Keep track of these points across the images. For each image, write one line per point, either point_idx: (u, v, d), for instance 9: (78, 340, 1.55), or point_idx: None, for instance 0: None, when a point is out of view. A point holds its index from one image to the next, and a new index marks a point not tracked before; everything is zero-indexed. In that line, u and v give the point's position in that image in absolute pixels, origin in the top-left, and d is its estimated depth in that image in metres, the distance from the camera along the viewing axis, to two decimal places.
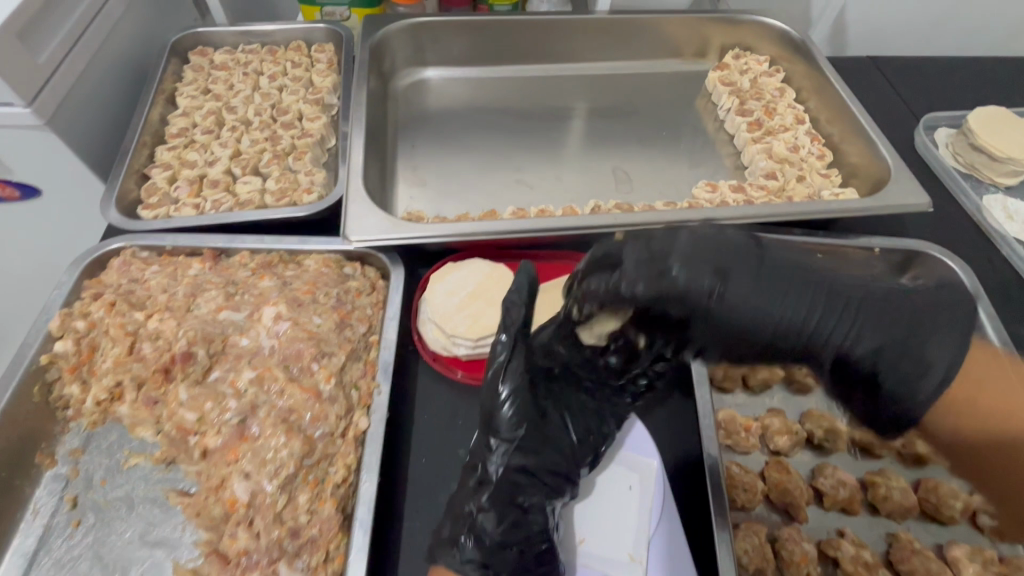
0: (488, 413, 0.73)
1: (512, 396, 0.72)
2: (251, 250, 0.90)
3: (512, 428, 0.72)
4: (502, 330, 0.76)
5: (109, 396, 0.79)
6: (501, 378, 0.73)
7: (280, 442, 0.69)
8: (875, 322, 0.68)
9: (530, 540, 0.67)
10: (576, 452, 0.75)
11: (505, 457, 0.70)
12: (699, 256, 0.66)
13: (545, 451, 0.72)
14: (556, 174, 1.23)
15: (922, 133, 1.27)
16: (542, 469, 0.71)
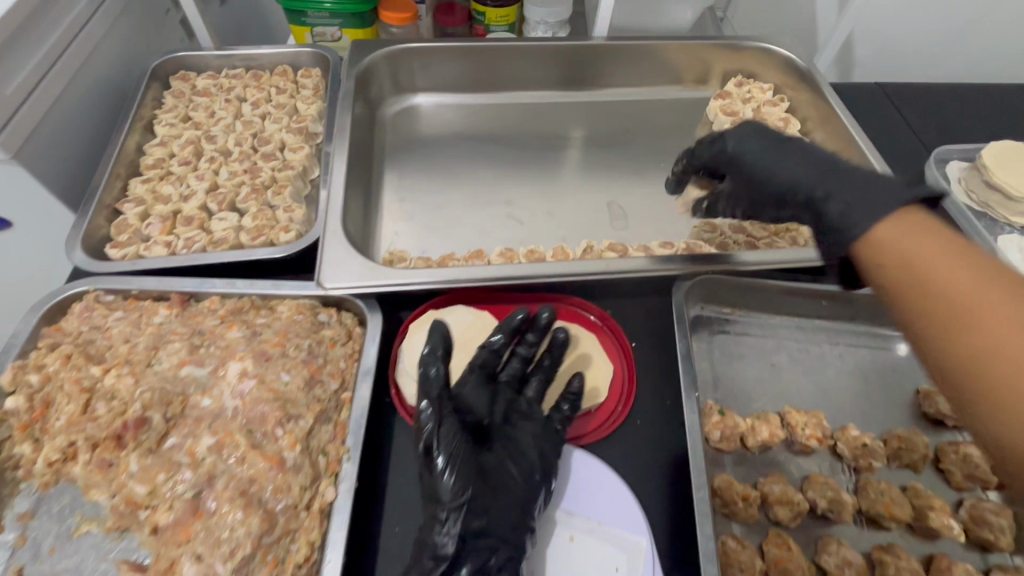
0: (427, 480, 0.68)
1: (450, 461, 0.67)
2: (221, 295, 0.85)
3: (457, 493, 0.66)
4: (422, 399, 0.71)
5: (60, 457, 0.73)
6: (434, 446, 0.68)
7: (236, 519, 0.64)
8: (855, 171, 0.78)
9: None
10: (527, 498, 0.70)
11: (457, 525, 0.65)
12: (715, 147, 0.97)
13: (499, 508, 0.68)
14: (549, 208, 1.17)
15: (933, 167, 1.21)
16: (496, 531, 0.67)
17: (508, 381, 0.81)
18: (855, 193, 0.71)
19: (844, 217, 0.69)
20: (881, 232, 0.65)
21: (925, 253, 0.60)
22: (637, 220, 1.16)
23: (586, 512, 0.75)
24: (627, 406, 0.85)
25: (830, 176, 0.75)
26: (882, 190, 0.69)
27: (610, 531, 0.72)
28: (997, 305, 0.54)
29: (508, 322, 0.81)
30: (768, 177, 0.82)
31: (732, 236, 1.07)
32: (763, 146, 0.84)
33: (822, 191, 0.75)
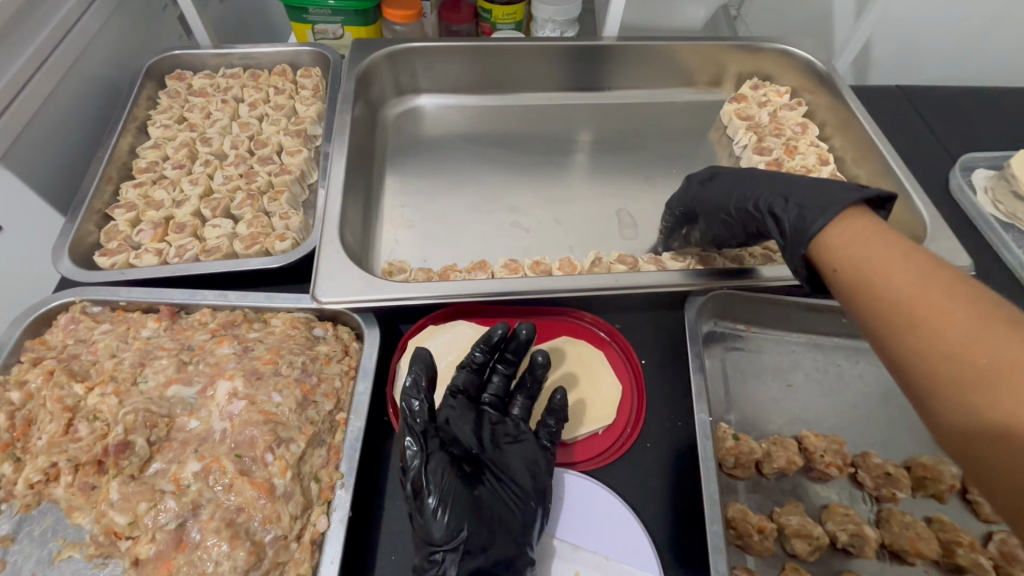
0: (416, 522, 0.64)
1: (441, 501, 0.63)
2: (212, 307, 0.82)
3: (451, 534, 0.62)
4: (406, 433, 0.67)
5: (42, 478, 0.69)
6: (424, 486, 0.64)
7: (222, 552, 0.60)
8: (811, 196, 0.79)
9: None
10: (526, 532, 0.66)
11: (453, 566, 0.62)
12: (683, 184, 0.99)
13: (497, 546, 0.64)
14: (556, 215, 1.12)
15: (958, 176, 1.15)
16: (494, 569, 0.63)
17: (491, 405, 0.77)
18: (807, 198, 0.75)
19: (800, 222, 0.73)
20: (833, 241, 0.68)
21: (873, 259, 0.62)
22: (647, 229, 1.11)
23: (593, 546, 0.71)
24: (635, 429, 0.80)
25: (784, 187, 0.79)
26: (830, 193, 0.73)
27: (618, 567, 0.68)
28: (937, 300, 0.56)
29: (487, 338, 0.77)
30: (726, 199, 0.87)
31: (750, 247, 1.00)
32: (720, 174, 0.90)
33: (776, 201, 0.79)
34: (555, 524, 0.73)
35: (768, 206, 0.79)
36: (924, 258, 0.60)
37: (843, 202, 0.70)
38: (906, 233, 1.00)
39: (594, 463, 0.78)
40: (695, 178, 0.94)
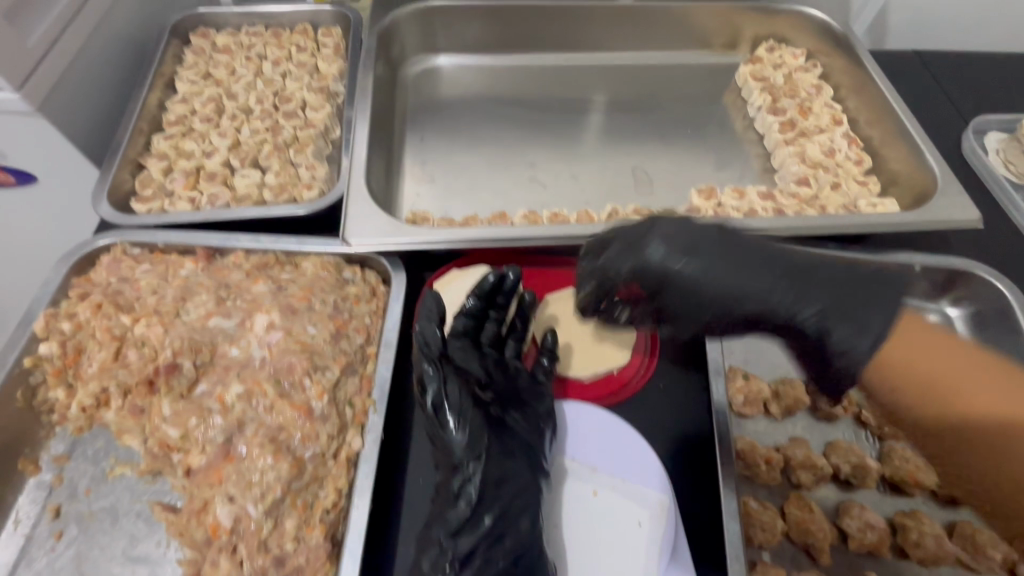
0: (438, 439, 0.69)
1: (459, 417, 0.68)
2: (245, 251, 0.85)
3: (471, 446, 0.68)
4: (426, 362, 0.71)
5: (94, 402, 0.75)
6: (444, 405, 0.69)
7: (267, 464, 0.65)
8: (824, 287, 0.65)
9: (521, 547, 0.64)
10: (539, 450, 0.71)
11: (476, 474, 0.66)
12: (684, 239, 0.70)
13: (512, 459, 0.69)
14: (572, 173, 1.15)
15: (971, 138, 1.16)
16: (513, 480, 0.67)
17: (488, 346, 0.78)
18: (838, 296, 0.64)
19: (845, 335, 0.63)
20: (899, 347, 0.65)
21: (936, 368, 0.65)
22: (661, 186, 1.13)
23: (610, 469, 0.75)
24: (648, 367, 0.83)
25: (813, 286, 0.65)
26: (866, 299, 0.64)
27: (633, 487, 0.72)
28: (1000, 408, 0.63)
29: (480, 285, 0.78)
30: (705, 301, 0.69)
31: (761, 202, 1.03)
32: (703, 253, 0.69)
33: (791, 292, 0.65)
34: (574, 449, 0.77)
35: (797, 293, 0.65)
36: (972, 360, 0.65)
37: (890, 307, 0.63)
38: (917, 191, 1.02)
39: (609, 400, 0.81)
40: (668, 255, 0.70)
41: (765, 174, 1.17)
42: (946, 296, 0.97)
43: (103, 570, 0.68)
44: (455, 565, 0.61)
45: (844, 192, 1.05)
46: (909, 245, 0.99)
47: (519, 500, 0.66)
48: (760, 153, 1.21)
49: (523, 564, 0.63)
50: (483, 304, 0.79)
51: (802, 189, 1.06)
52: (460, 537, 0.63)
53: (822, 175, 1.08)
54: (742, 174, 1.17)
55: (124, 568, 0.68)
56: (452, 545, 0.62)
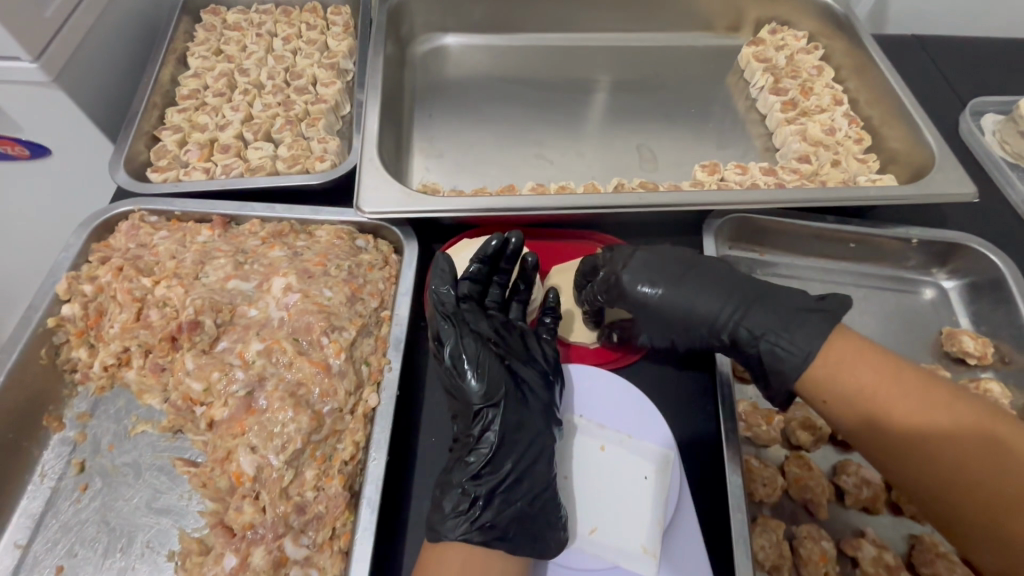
0: (456, 391, 0.72)
1: (477, 367, 0.71)
2: (261, 219, 0.88)
3: (488, 395, 0.71)
4: (442, 320, 0.75)
5: (115, 362, 0.77)
6: (462, 357, 0.72)
7: (287, 416, 0.67)
8: (767, 312, 0.73)
9: (536, 491, 0.68)
10: (552, 402, 0.74)
11: (494, 423, 0.70)
12: (652, 268, 0.79)
13: (528, 407, 0.72)
14: (577, 150, 1.17)
15: (968, 119, 1.18)
16: (529, 426, 0.71)
17: (495, 308, 0.82)
18: (776, 323, 0.72)
19: (779, 359, 0.70)
20: (829, 359, 0.68)
21: (862, 381, 0.64)
22: (665, 163, 1.16)
23: (616, 426, 0.78)
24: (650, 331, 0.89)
25: (758, 312, 0.74)
26: (797, 323, 0.71)
27: (639, 442, 0.75)
28: (906, 415, 0.62)
29: (483, 250, 0.82)
30: (669, 323, 0.78)
31: (763, 178, 1.05)
32: (668, 282, 0.77)
33: (738, 321, 0.75)
34: (582, 408, 0.80)
35: (744, 321, 0.74)
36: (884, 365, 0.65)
37: (821, 331, 0.70)
38: (915, 168, 1.04)
39: (619, 361, 0.86)
40: (636, 282, 0.78)
41: (767, 152, 1.19)
42: (943, 268, 0.99)
43: (126, 521, 0.70)
44: (476, 506, 0.65)
45: (843, 169, 1.08)
46: (906, 220, 1.01)
47: (536, 445, 0.70)
48: (762, 133, 1.23)
49: (538, 505, 0.67)
50: (488, 267, 0.83)
51: (803, 166, 1.08)
52: (481, 481, 0.67)
53: (822, 153, 1.11)
54: (744, 152, 1.19)
55: (148, 519, 0.70)
56: (474, 487, 0.67)
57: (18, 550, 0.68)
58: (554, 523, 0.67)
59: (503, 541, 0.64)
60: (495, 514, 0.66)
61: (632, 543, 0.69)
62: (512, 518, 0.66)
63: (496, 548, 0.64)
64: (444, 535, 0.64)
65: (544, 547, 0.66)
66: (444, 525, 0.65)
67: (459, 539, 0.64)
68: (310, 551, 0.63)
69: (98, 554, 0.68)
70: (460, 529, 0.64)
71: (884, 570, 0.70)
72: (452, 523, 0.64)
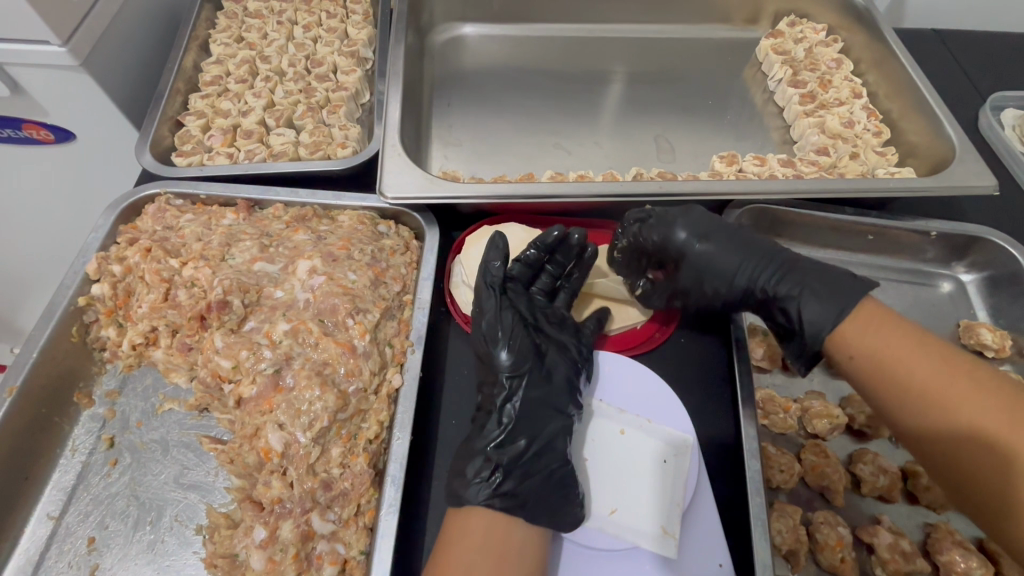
0: (486, 358, 0.76)
1: (509, 340, 0.75)
2: (284, 204, 0.89)
3: (516, 368, 0.74)
4: (484, 288, 0.79)
5: (143, 341, 0.79)
6: (497, 327, 0.76)
7: (314, 395, 0.68)
8: (808, 275, 0.76)
9: (556, 466, 0.69)
10: (577, 383, 0.76)
11: (519, 395, 0.72)
12: (701, 224, 0.82)
13: (552, 386, 0.74)
14: (595, 140, 1.17)
15: (987, 113, 1.17)
16: (552, 404, 0.73)
17: (541, 293, 0.85)
18: (816, 282, 0.75)
19: (814, 314, 0.73)
20: (864, 308, 0.71)
21: (887, 345, 0.67)
22: (682, 154, 1.16)
23: (636, 411, 0.79)
24: (670, 322, 0.89)
25: (797, 272, 0.77)
26: (838, 285, 0.74)
27: (657, 427, 0.77)
28: (925, 379, 0.63)
29: (542, 238, 0.83)
30: (710, 276, 0.81)
31: (781, 169, 1.05)
32: (716, 236, 0.80)
33: (779, 278, 0.77)
34: (601, 392, 0.81)
35: (785, 279, 0.77)
36: (917, 336, 0.67)
37: (858, 290, 0.73)
38: (934, 160, 1.03)
39: (637, 349, 0.86)
40: (687, 231, 0.81)
41: (784, 145, 1.19)
42: (961, 262, 0.99)
43: (155, 495, 0.71)
44: (497, 474, 0.67)
45: (861, 162, 1.08)
46: (925, 213, 1.01)
47: (557, 421, 0.72)
48: (780, 125, 1.23)
49: (558, 480, 0.69)
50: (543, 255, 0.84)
51: (821, 158, 1.08)
52: (503, 450, 0.69)
53: (841, 146, 1.11)
54: (762, 145, 1.19)
55: (177, 494, 0.72)
56: (497, 455, 0.68)
57: (50, 521, 0.70)
58: (573, 497, 0.69)
59: (524, 509, 0.66)
60: (517, 483, 0.67)
61: (651, 526, 0.70)
62: (531, 487, 0.67)
63: (518, 516, 0.65)
64: (467, 500, 0.66)
65: (561, 521, 0.67)
66: (467, 490, 0.66)
67: (482, 505, 0.65)
68: (336, 526, 0.65)
69: (128, 527, 0.69)
70: (483, 495, 0.66)
71: (900, 556, 0.71)
72: (474, 489, 0.66)
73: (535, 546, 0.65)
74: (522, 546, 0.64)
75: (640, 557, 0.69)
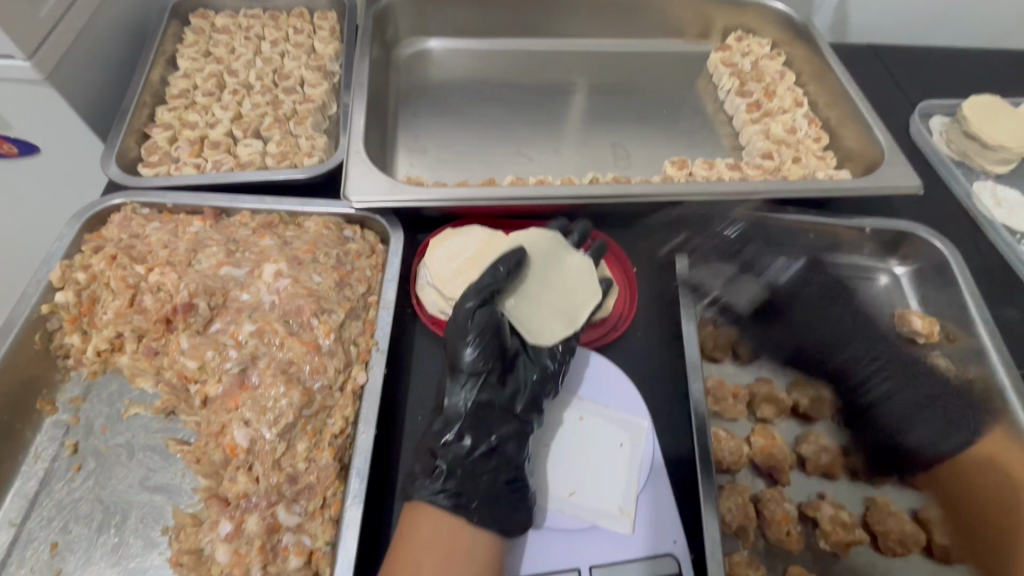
0: (451, 352, 0.76)
1: (478, 343, 0.75)
2: (251, 211, 0.91)
3: (476, 367, 0.75)
4: (476, 286, 0.78)
5: (108, 347, 0.80)
6: (473, 328, 0.76)
7: (280, 392, 0.70)
8: (908, 393, 0.89)
9: (505, 469, 0.72)
10: (538, 391, 0.78)
11: (472, 394, 0.74)
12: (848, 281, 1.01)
13: (509, 388, 0.77)
14: (556, 148, 1.23)
15: (916, 120, 1.26)
16: (503, 408, 0.76)
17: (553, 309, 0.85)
18: (937, 415, 0.87)
19: (926, 434, 0.86)
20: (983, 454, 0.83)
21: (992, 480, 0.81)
22: (638, 160, 1.22)
23: (594, 398, 0.84)
24: (629, 313, 0.92)
25: (904, 386, 0.90)
26: (946, 414, 0.87)
27: (617, 414, 0.81)
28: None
29: (506, 257, 0.80)
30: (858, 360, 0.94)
31: (728, 173, 1.12)
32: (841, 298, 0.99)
33: (887, 405, 0.89)
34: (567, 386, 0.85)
35: (883, 396, 0.90)
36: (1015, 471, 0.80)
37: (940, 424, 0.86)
38: (867, 163, 1.11)
39: (599, 344, 0.89)
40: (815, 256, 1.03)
41: (733, 151, 1.27)
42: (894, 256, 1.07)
43: (120, 498, 0.72)
44: (444, 474, 0.69)
45: (803, 165, 1.14)
46: (862, 211, 1.09)
47: (509, 427, 0.75)
48: (729, 133, 1.30)
49: (503, 486, 0.71)
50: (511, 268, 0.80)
51: (765, 162, 1.15)
52: (448, 450, 0.71)
53: (784, 151, 1.18)
54: (712, 151, 1.27)
55: (142, 497, 0.72)
56: (442, 453, 0.71)
57: (12, 528, 0.70)
58: (517, 504, 0.71)
59: (463, 511, 0.68)
60: (459, 482, 0.70)
61: (610, 505, 0.75)
62: (474, 486, 0.70)
63: (462, 519, 0.68)
64: (415, 495, 0.69)
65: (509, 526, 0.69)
66: (415, 484, 0.70)
67: (426, 501, 0.68)
68: (302, 519, 0.66)
69: (92, 531, 0.70)
70: (427, 491, 0.68)
71: (840, 527, 0.76)
72: (423, 485, 0.69)
73: (488, 551, 0.67)
74: (473, 547, 0.66)
75: (600, 534, 0.73)
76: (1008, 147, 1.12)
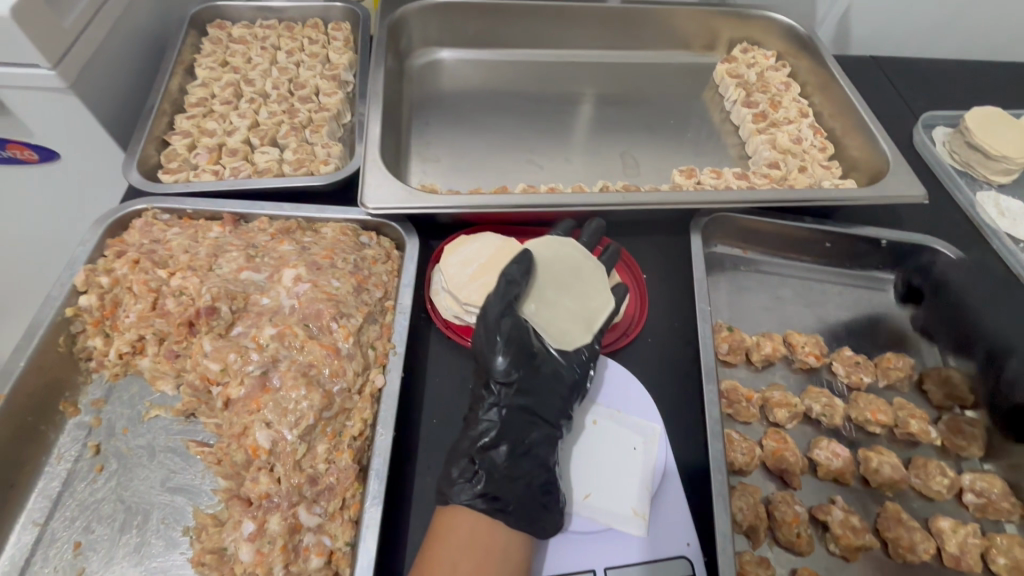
0: (482, 361, 0.78)
1: (507, 349, 0.76)
2: (269, 216, 0.92)
3: (508, 373, 0.76)
4: (497, 295, 0.79)
5: (130, 350, 0.81)
6: (502, 336, 0.77)
7: (300, 394, 0.71)
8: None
9: (543, 471, 0.73)
10: (572, 394, 0.80)
11: (506, 400, 0.76)
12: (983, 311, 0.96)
13: (541, 393, 0.77)
14: (566, 157, 1.25)
15: (920, 131, 1.28)
16: (538, 412, 0.76)
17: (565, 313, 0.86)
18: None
19: None
20: None
21: None
22: (647, 169, 1.24)
23: (608, 403, 0.85)
24: (641, 319, 0.94)
25: None
26: None
27: (631, 418, 0.83)
28: None
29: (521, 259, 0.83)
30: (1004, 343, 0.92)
31: (735, 181, 1.14)
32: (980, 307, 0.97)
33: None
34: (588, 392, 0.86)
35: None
36: None
37: None
38: (872, 172, 1.13)
39: (612, 347, 0.90)
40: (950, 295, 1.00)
41: (740, 160, 1.29)
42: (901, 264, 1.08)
43: (142, 499, 0.73)
44: (480, 477, 0.71)
45: (809, 174, 1.17)
46: (868, 219, 1.11)
47: (545, 430, 0.76)
48: (736, 143, 1.33)
49: (537, 488, 0.72)
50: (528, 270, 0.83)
51: (772, 171, 1.17)
52: (488, 454, 0.72)
53: (790, 160, 1.20)
54: (719, 160, 1.29)
55: (164, 497, 0.73)
56: (480, 457, 0.72)
57: (35, 527, 0.71)
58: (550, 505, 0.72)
59: (504, 513, 0.69)
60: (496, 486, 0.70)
61: (625, 508, 0.76)
62: (511, 489, 0.70)
63: (499, 519, 0.69)
64: (453, 498, 0.70)
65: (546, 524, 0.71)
66: (452, 489, 0.70)
67: (465, 506, 0.69)
68: (322, 519, 0.68)
69: (114, 530, 0.71)
70: (463, 496, 0.69)
71: (851, 532, 0.77)
72: (459, 489, 0.70)
73: (519, 548, 0.68)
74: (506, 547, 0.67)
75: (614, 537, 0.74)
76: (1011, 157, 1.14)
